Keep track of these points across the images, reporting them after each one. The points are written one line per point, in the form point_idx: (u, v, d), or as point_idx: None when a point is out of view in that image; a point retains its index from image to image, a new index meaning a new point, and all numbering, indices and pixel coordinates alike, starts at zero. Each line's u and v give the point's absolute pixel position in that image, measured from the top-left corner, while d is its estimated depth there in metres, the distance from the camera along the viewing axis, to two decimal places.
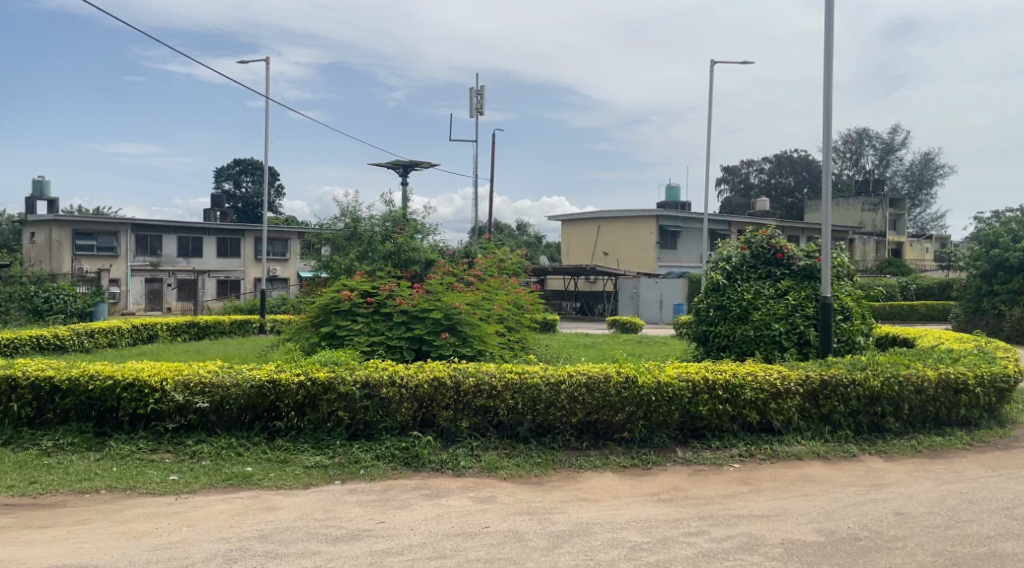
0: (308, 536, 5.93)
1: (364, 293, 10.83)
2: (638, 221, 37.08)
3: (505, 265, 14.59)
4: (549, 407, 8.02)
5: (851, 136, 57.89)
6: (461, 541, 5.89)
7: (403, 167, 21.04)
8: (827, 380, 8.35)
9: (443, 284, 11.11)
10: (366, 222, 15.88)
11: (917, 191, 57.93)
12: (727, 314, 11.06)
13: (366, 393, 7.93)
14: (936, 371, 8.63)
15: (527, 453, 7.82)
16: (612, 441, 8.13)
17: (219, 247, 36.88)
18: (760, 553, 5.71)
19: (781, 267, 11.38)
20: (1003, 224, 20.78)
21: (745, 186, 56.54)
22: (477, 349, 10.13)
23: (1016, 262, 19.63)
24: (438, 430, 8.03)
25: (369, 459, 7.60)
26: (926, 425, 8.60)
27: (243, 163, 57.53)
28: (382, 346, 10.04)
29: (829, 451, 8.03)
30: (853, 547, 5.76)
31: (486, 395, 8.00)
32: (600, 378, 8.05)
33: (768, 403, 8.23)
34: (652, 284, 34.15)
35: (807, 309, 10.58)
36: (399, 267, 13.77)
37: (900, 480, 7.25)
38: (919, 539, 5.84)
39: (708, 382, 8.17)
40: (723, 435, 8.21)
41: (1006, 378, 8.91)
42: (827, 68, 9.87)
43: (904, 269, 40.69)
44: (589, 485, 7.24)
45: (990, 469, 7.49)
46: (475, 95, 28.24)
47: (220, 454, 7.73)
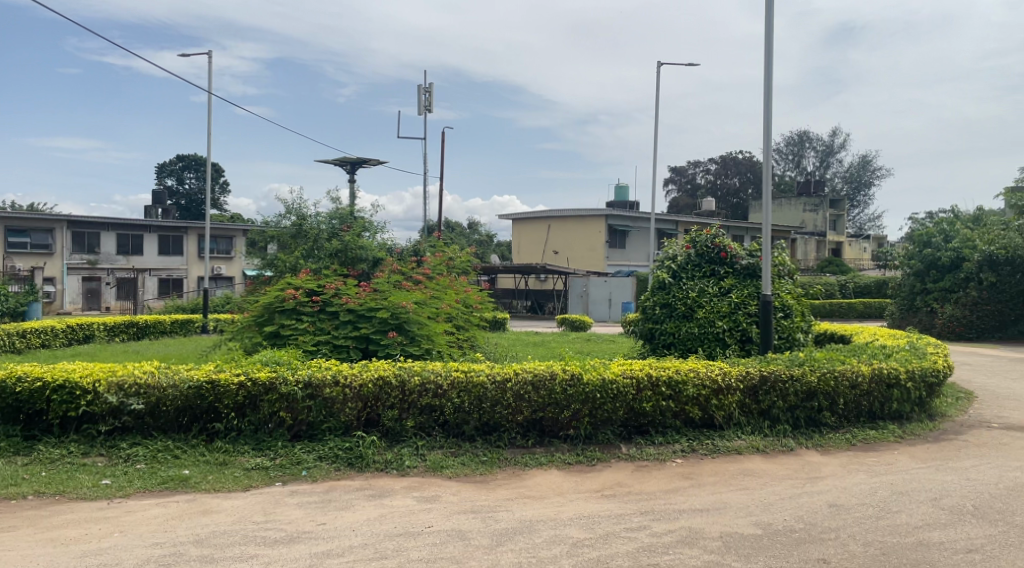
0: (245, 540, 5.83)
1: (309, 292, 10.68)
2: (587, 220, 37.35)
3: (454, 264, 14.55)
4: (495, 406, 8.02)
5: (793, 137, 59.17)
6: (403, 541, 5.86)
7: (351, 164, 20.83)
8: (766, 375, 8.52)
9: (390, 283, 11.01)
10: (311, 219, 15.66)
11: (856, 192, 59.46)
12: (672, 312, 11.19)
13: (308, 393, 7.82)
14: (870, 367, 8.85)
15: (472, 452, 7.82)
16: (558, 438, 8.17)
17: (160, 245, 35.97)
18: (699, 547, 5.80)
19: (724, 266, 11.55)
20: (936, 225, 21.48)
21: (692, 186, 57.32)
22: (424, 347, 10.06)
23: (948, 261, 20.30)
24: (383, 430, 7.97)
25: (311, 460, 7.53)
26: (860, 419, 8.84)
27: (186, 159, 56.16)
28: (327, 346, 9.94)
29: (768, 446, 8.21)
30: (788, 539, 5.89)
31: (432, 395, 7.96)
32: (546, 375, 8.08)
33: (710, 399, 8.37)
34: (602, 283, 34.39)
35: (749, 306, 10.85)
36: (345, 265, 13.65)
37: (835, 472, 7.45)
38: (852, 531, 6.00)
39: (651, 378, 8.26)
40: (665, 431, 8.32)
41: (935, 373, 9.21)
42: (767, 71, 10.07)
43: (842, 268, 41.79)
44: (535, 483, 7.26)
45: (920, 461, 7.73)
46: (423, 93, 28.08)
47: (155, 458, 7.56)
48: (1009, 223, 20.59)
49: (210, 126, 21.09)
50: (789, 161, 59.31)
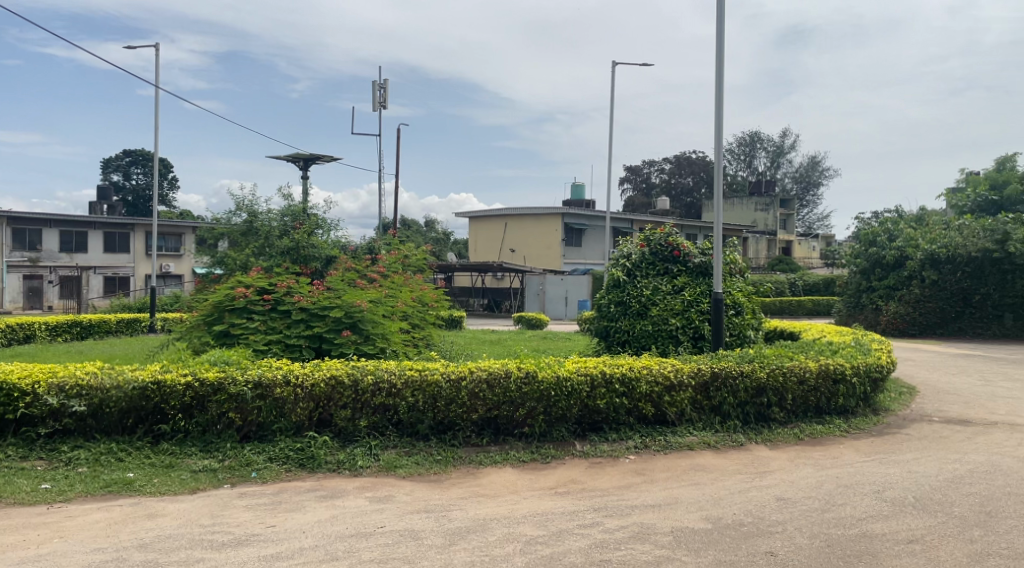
0: (192, 544, 5.72)
1: (260, 290, 10.53)
2: (543, 218, 37.46)
3: (410, 262, 14.44)
4: (450, 404, 7.98)
5: (745, 138, 60.13)
6: (355, 542, 5.82)
7: (304, 160, 20.58)
8: (716, 372, 8.63)
9: (344, 281, 10.94)
10: (263, 217, 15.44)
11: (805, 192, 60.63)
12: (626, 310, 11.27)
13: (258, 393, 7.70)
14: (817, 363, 9.03)
15: (427, 452, 7.79)
16: (513, 436, 8.17)
17: (105, 242, 35.08)
18: (650, 543, 5.85)
19: (677, 264, 11.67)
20: (881, 224, 21.99)
21: (647, 185, 57.89)
22: (379, 346, 9.98)
23: (892, 259, 20.84)
24: (336, 430, 7.89)
25: (261, 461, 7.42)
26: (807, 414, 9.01)
27: (133, 154, 54.86)
28: (278, 345, 9.80)
29: (719, 441, 8.33)
30: (737, 533, 5.98)
31: (386, 394, 7.89)
32: (501, 373, 8.07)
33: (663, 396, 8.44)
34: (558, 280, 34.44)
35: (701, 304, 10.99)
36: (298, 263, 13.45)
37: (783, 466, 7.59)
38: (798, 523, 6.11)
39: (605, 375, 8.31)
40: (619, 428, 8.37)
41: (879, 368, 9.43)
42: (719, 71, 10.20)
43: (792, 266, 42.57)
44: (489, 481, 7.26)
45: (864, 455, 7.91)
46: (378, 89, 27.87)
47: (99, 460, 7.39)
48: (950, 222, 21.18)
49: (158, 121, 20.68)
50: (740, 162, 60.22)
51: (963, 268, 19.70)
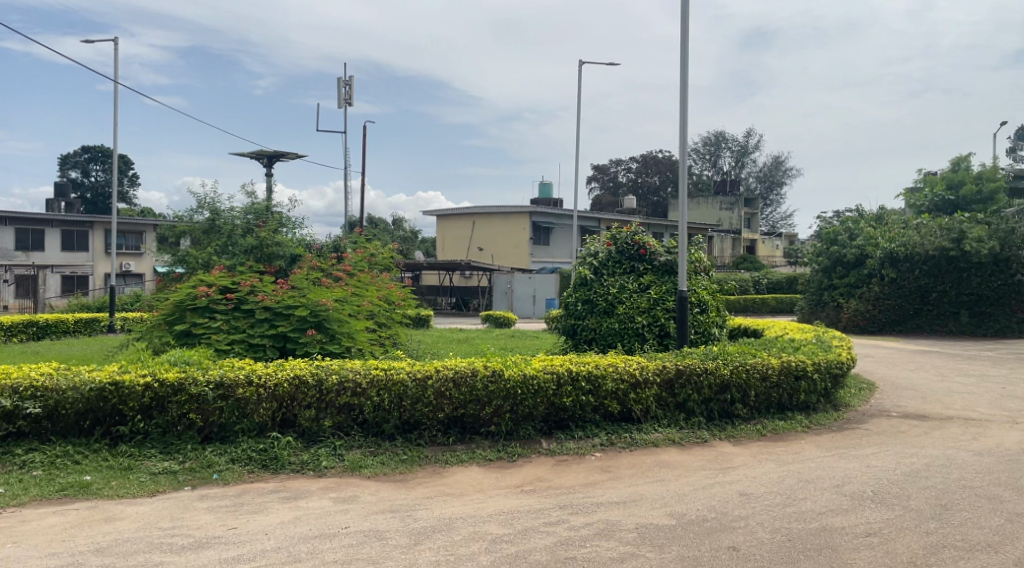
0: (150, 548, 5.63)
1: (223, 289, 10.40)
2: (511, 216, 37.46)
3: (377, 261, 14.34)
4: (416, 403, 7.93)
5: (710, 138, 60.69)
6: (318, 543, 5.76)
7: (267, 158, 20.37)
8: (681, 369, 8.70)
9: (308, 280, 10.84)
10: (225, 214, 15.24)
11: (769, 191, 61.32)
12: (593, 308, 11.31)
13: (220, 394, 7.60)
14: (779, 360, 9.14)
15: (392, 451, 7.75)
16: (479, 434, 8.16)
17: (63, 240, 34.47)
18: (615, 539, 5.88)
19: (643, 263, 11.75)
20: (842, 223, 22.32)
21: (614, 184, 58.18)
22: (344, 345, 9.91)
23: (852, 257, 21.17)
24: (299, 430, 7.82)
25: (223, 463, 7.33)
26: (770, 410, 9.12)
27: (92, 151, 53.93)
28: (242, 345, 9.67)
29: (683, 438, 8.39)
30: (700, 529, 6.03)
31: (351, 393, 7.82)
32: (467, 372, 8.05)
33: (628, 393, 8.49)
34: (526, 279, 34.47)
35: (667, 302, 11.06)
36: (262, 262, 13.31)
37: (745, 462, 7.67)
38: (760, 518, 6.18)
39: (572, 373, 8.32)
40: (585, 426, 8.40)
41: (840, 364, 9.58)
42: (683, 72, 10.29)
43: (756, 264, 43.07)
44: (455, 480, 7.24)
45: (825, 450, 8.02)
46: (343, 86, 27.65)
47: (55, 464, 7.24)
48: (908, 222, 21.56)
49: (117, 117, 20.33)
50: (706, 161, 60.79)
51: (921, 266, 20.04)
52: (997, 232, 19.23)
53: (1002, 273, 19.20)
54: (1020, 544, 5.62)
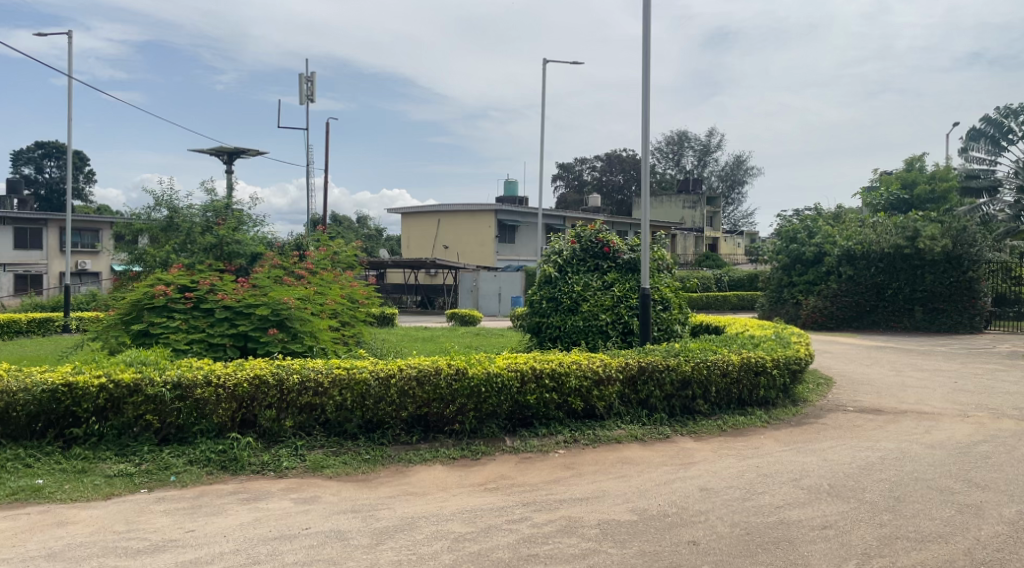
0: (105, 552, 5.53)
1: (182, 288, 10.26)
2: (476, 214, 37.42)
3: (339, 259, 14.19)
4: (379, 403, 7.89)
5: (673, 137, 61.22)
6: (278, 545, 5.70)
7: (227, 154, 20.10)
8: (643, 366, 8.77)
9: (270, 278, 10.73)
10: (184, 212, 15.01)
11: (731, 190, 62.02)
12: (558, 305, 11.34)
13: (178, 394, 7.48)
14: (739, 356, 9.25)
15: (355, 451, 7.70)
16: (443, 433, 8.14)
17: (16, 238, 33.65)
18: (577, 536, 5.90)
19: (607, 261, 11.81)
20: (801, 221, 22.67)
21: (579, 182, 58.42)
22: (306, 345, 9.81)
23: (811, 255, 21.55)
24: (260, 430, 7.74)
25: (181, 464, 7.22)
26: (730, 406, 9.23)
27: (46, 146, 52.69)
28: (201, 344, 9.53)
29: (646, 434, 8.45)
30: (661, 524, 6.08)
31: (312, 393, 7.75)
32: (430, 370, 8.02)
33: (592, 390, 8.53)
34: (491, 277, 34.47)
35: (631, 300, 11.13)
36: (222, 260, 13.13)
37: (706, 457, 7.75)
38: (719, 512, 6.25)
39: (535, 371, 8.33)
40: (549, 423, 8.43)
41: (798, 360, 9.72)
42: (645, 71, 10.36)
43: (718, 261, 43.56)
44: (417, 479, 7.22)
45: (784, 444, 8.14)
46: (306, 82, 27.38)
47: (5, 467, 7.07)
48: (864, 221, 21.92)
49: (71, 112, 19.89)
50: (669, 161, 61.33)
51: (876, 264, 20.46)
52: (949, 231, 19.56)
53: (955, 270, 19.55)
54: (970, 535, 5.75)
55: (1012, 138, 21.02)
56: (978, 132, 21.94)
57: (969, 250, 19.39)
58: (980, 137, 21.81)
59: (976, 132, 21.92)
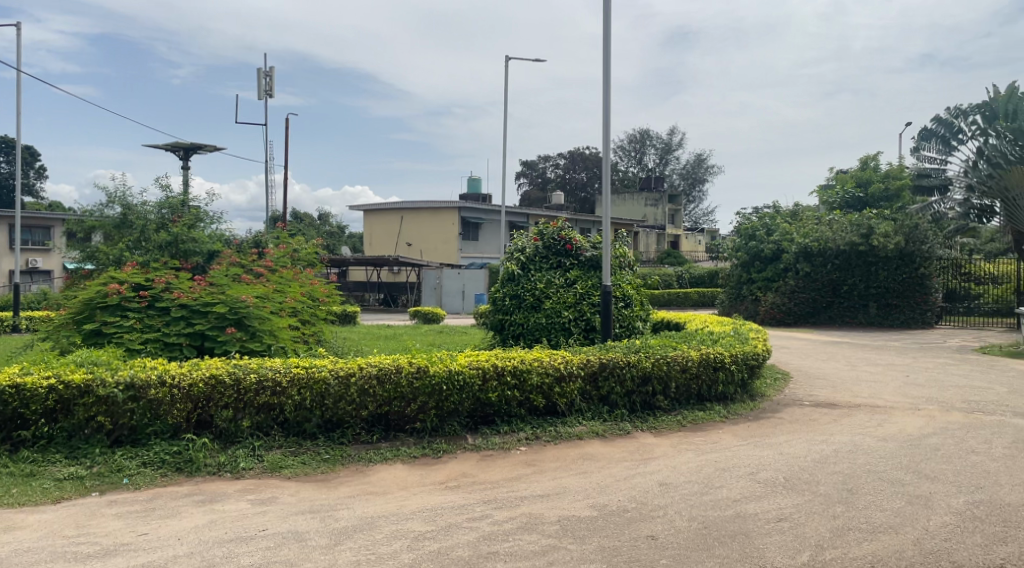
0: (55, 557, 5.40)
1: (136, 286, 10.06)
2: (439, 211, 37.29)
3: (300, 257, 14.04)
4: (339, 402, 7.81)
5: (635, 135, 61.61)
6: (234, 547, 5.62)
7: (184, 150, 19.75)
8: (605, 362, 8.80)
9: (227, 277, 10.57)
10: (138, 208, 14.71)
11: (692, 188, 62.57)
12: (520, 303, 11.34)
13: (131, 396, 7.33)
14: (699, 352, 9.33)
15: (314, 450, 7.62)
16: (403, 431, 8.09)
17: None
18: (537, 532, 5.91)
19: (569, 258, 11.83)
20: (759, 219, 22.96)
21: (542, 179, 58.53)
22: (265, 343, 9.67)
23: (770, 253, 21.85)
24: (216, 431, 7.62)
25: (133, 467, 7.08)
26: (690, 401, 9.31)
27: None
28: (156, 344, 9.35)
29: (607, 430, 8.49)
30: (620, 519, 6.11)
31: (270, 392, 7.64)
32: (391, 369, 7.95)
33: (553, 387, 8.54)
34: (455, 275, 34.42)
35: (593, 297, 11.18)
36: (178, 258, 12.90)
37: (666, 452, 7.80)
38: (677, 507, 6.30)
39: (497, 368, 8.30)
40: (510, 420, 8.43)
41: (756, 356, 9.83)
42: (606, 70, 10.40)
43: (680, 259, 43.97)
44: (378, 478, 7.17)
45: (742, 439, 8.23)
46: (264, 77, 27.02)
47: None
48: (820, 218, 22.29)
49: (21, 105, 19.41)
50: (631, 159, 61.71)
51: (833, 261, 20.80)
52: (902, 228, 19.87)
53: (907, 266, 19.92)
54: (919, 525, 5.87)
55: (962, 138, 21.48)
56: (929, 132, 22.41)
57: (921, 247, 19.75)
58: (932, 137, 22.27)
59: (927, 132, 22.38)
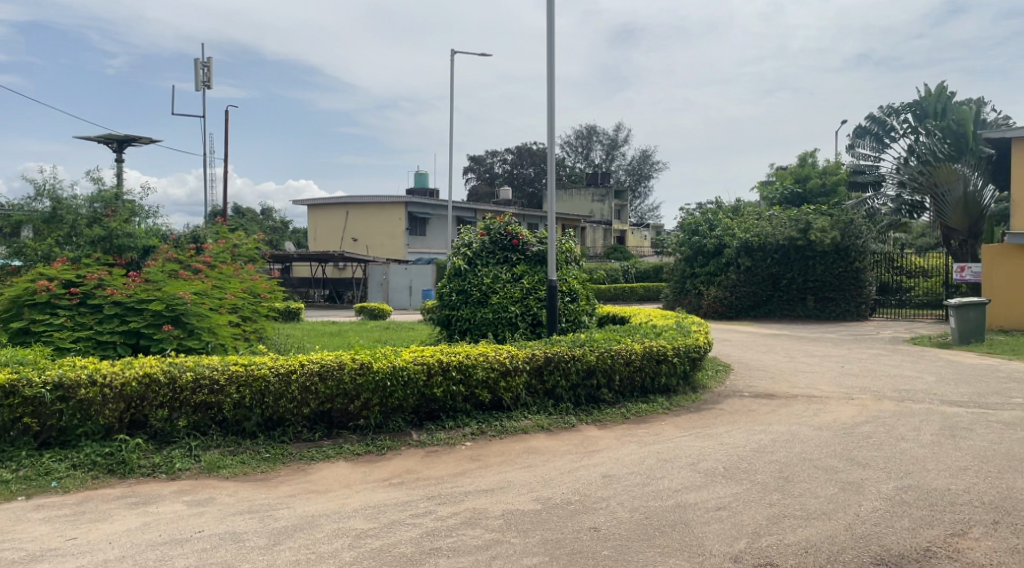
0: None
1: (66, 283, 9.73)
2: (385, 206, 37.00)
3: (240, 252, 13.74)
4: (279, 399, 7.66)
5: (582, 130, 61.95)
6: (168, 550, 5.47)
7: (117, 142, 19.19)
8: (550, 356, 8.80)
9: (164, 273, 10.31)
10: (68, 202, 14.20)
11: (638, 184, 63.16)
12: (467, 298, 11.27)
13: (59, 397, 7.08)
14: (642, 345, 9.39)
15: (253, 449, 7.47)
16: (346, 429, 7.98)
17: None
18: (481, 527, 5.88)
19: (516, 253, 11.81)
20: (702, 215, 23.23)
21: (490, 175, 58.53)
22: (203, 341, 9.45)
23: (712, 247, 22.10)
24: (151, 431, 7.42)
25: (63, 469, 6.85)
26: (633, 394, 9.38)
27: None
28: (89, 342, 9.03)
29: (552, 424, 8.50)
30: (564, 512, 6.12)
31: (208, 391, 7.45)
32: (334, 365, 7.82)
33: (498, 381, 8.51)
34: (401, 270, 34.14)
35: (539, 291, 11.20)
36: (111, 254, 12.53)
37: (610, 445, 7.84)
38: (620, 499, 6.33)
39: (442, 364, 8.23)
40: (455, 415, 8.38)
41: (698, 348, 9.94)
42: (550, 65, 10.40)
43: (626, 254, 44.38)
44: (320, 476, 7.05)
45: (683, 430, 8.32)
46: (201, 68, 26.41)
47: None
48: (761, 214, 22.67)
49: None
50: (578, 154, 62.03)
51: (772, 255, 21.17)
52: (838, 223, 20.37)
53: (843, 260, 20.43)
54: (851, 511, 6.01)
55: (894, 136, 22.14)
56: (863, 130, 22.95)
57: (856, 241, 20.30)
58: (865, 135, 22.85)
59: (861, 130, 22.95)
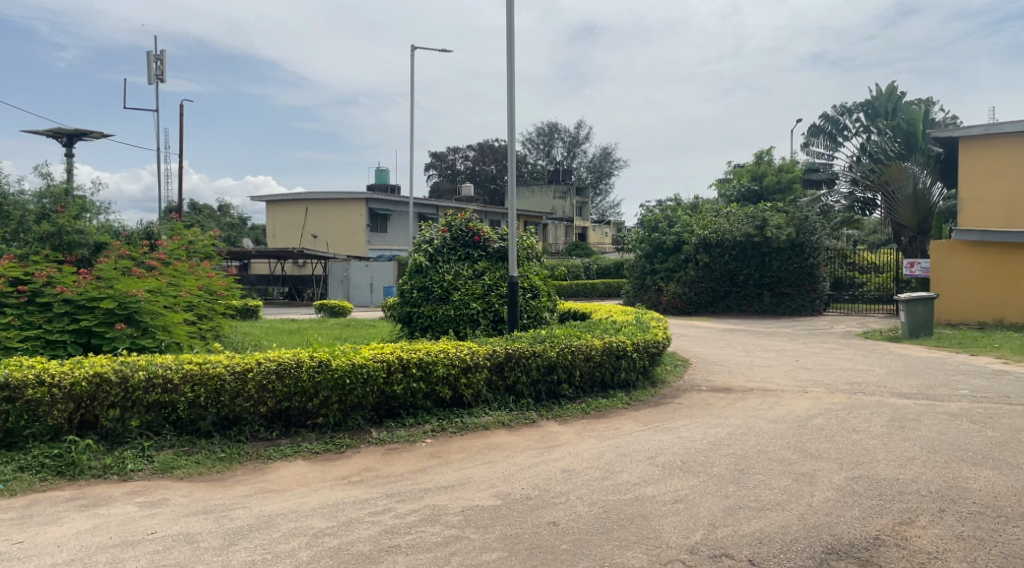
0: None
1: (14, 281, 9.46)
2: (345, 203, 36.66)
3: (196, 248, 13.49)
4: (235, 398, 7.54)
5: (544, 127, 62.05)
6: (119, 552, 5.35)
7: (67, 137, 18.73)
8: (511, 352, 8.79)
9: (116, 270, 10.09)
10: (15, 198, 13.81)
11: (599, 181, 63.41)
12: (428, 295, 11.21)
13: (5, 397, 6.89)
14: (602, 340, 9.43)
15: (208, 449, 7.35)
16: (304, 427, 7.90)
17: None
18: (440, 524, 5.85)
19: (477, 250, 11.77)
20: (661, 211, 23.41)
21: (452, 171, 58.34)
22: (157, 340, 9.28)
23: (671, 244, 22.26)
24: (102, 432, 7.26)
25: (10, 472, 6.67)
26: (593, 389, 9.43)
27: None
28: (37, 340, 8.80)
29: (513, 420, 8.50)
30: (523, 507, 6.12)
31: (161, 390, 7.32)
32: (292, 363, 7.71)
33: (459, 378, 8.47)
34: (362, 267, 33.73)
35: (501, 288, 11.19)
36: (61, 251, 12.23)
37: (569, 440, 7.86)
38: (579, 493, 6.35)
39: (402, 361, 8.17)
40: (415, 413, 8.33)
41: (657, 343, 10.02)
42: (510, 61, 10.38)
43: (587, 251, 44.54)
44: (277, 475, 6.96)
45: (642, 424, 8.38)
46: (154, 61, 25.90)
47: None
48: (719, 210, 22.92)
49: None
50: (540, 151, 62.10)
51: (730, 252, 21.43)
52: (794, 220, 20.69)
53: (798, 256, 20.75)
54: (805, 501, 6.10)
55: (847, 135, 22.50)
56: (817, 128, 23.26)
57: (811, 238, 20.67)
58: (819, 133, 23.18)
59: (815, 128, 23.29)
